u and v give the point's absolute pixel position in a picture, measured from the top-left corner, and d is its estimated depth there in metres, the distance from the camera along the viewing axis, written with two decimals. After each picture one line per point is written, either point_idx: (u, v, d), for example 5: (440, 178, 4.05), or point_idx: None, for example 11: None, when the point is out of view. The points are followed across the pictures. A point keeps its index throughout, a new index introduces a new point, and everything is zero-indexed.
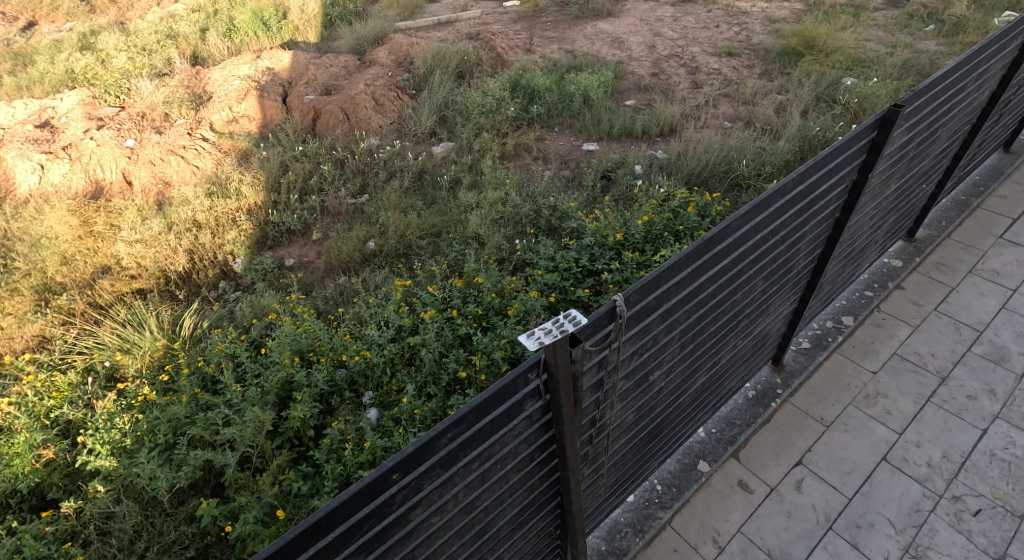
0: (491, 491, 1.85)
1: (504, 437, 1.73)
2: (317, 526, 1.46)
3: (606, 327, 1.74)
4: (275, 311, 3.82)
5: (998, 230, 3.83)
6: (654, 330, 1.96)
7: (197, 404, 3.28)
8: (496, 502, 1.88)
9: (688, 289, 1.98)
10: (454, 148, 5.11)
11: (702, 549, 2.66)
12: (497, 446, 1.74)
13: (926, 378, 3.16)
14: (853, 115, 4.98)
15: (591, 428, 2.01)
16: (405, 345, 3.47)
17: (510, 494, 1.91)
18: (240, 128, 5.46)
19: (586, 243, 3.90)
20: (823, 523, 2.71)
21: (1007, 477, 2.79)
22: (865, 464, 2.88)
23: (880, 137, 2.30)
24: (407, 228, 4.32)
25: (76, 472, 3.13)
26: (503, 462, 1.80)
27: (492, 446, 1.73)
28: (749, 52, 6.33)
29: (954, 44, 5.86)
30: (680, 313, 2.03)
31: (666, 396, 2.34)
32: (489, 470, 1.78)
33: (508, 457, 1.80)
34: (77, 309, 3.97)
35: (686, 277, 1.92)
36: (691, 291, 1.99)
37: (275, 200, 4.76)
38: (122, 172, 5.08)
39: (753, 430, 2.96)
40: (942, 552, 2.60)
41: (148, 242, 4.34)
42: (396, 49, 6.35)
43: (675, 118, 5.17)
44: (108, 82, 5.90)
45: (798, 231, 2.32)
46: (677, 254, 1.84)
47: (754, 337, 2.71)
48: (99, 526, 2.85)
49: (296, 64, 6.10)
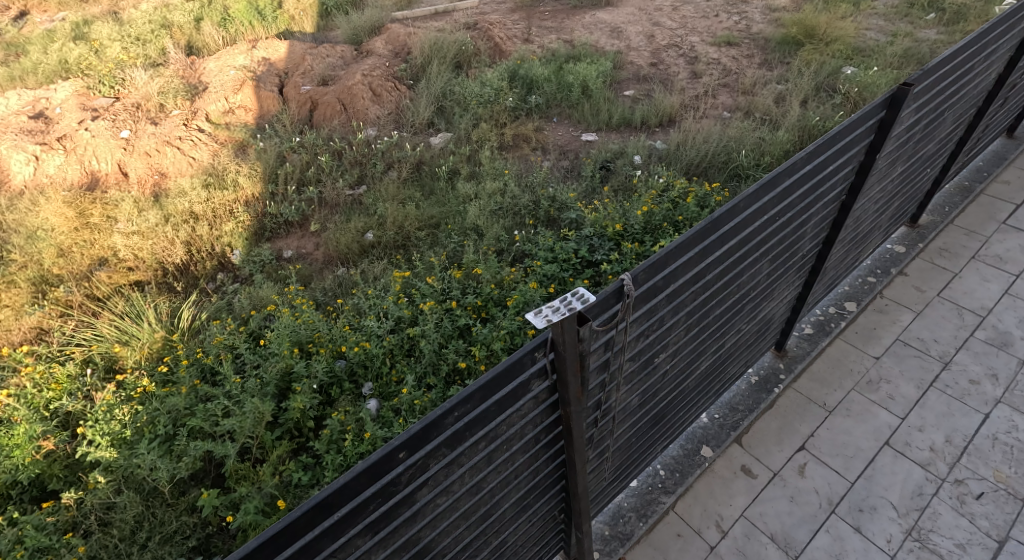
0: (497, 473, 1.84)
1: (510, 417, 1.72)
2: (323, 505, 1.45)
3: (613, 308, 1.72)
4: (275, 302, 3.81)
5: (1000, 216, 3.82)
6: (660, 312, 1.95)
7: (197, 395, 3.27)
8: (501, 484, 1.88)
9: (694, 270, 1.96)
10: (452, 138, 5.08)
11: (706, 534, 2.66)
12: (503, 427, 1.73)
13: (929, 363, 3.15)
14: (852, 105, 4.96)
15: (596, 410, 2.00)
16: (407, 336, 3.46)
17: (516, 475, 1.91)
18: (236, 119, 5.42)
19: (587, 233, 3.89)
20: (826, 507, 2.70)
21: (1010, 460, 2.79)
22: (868, 448, 2.87)
23: (888, 116, 2.28)
24: (406, 219, 4.31)
25: (76, 463, 3.12)
26: (509, 444, 1.79)
27: (497, 428, 1.72)
28: (748, 42, 6.29)
29: (954, 32, 5.82)
30: (686, 295, 2.01)
31: (671, 380, 2.33)
32: (494, 451, 1.77)
33: (514, 439, 1.79)
34: (74, 301, 3.95)
35: (692, 258, 1.90)
36: (697, 273, 1.98)
37: (273, 191, 4.74)
38: (118, 163, 5.06)
39: (756, 415, 2.96)
40: (945, 534, 2.60)
41: (146, 234, 4.33)
42: (394, 39, 6.31)
43: (674, 108, 5.14)
44: (102, 72, 5.86)
45: (805, 213, 2.30)
46: (683, 234, 1.82)
47: (759, 322, 2.70)
48: (100, 517, 2.85)
49: (292, 55, 6.06)
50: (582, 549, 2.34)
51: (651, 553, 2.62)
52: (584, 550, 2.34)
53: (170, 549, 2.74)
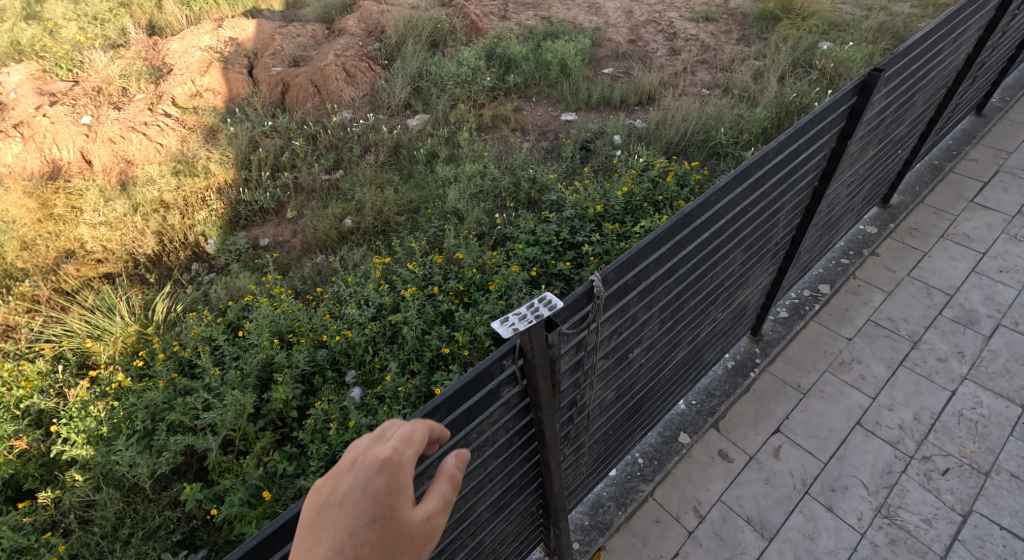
0: (470, 480, 1.82)
1: (480, 424, 1.70)
2: (283, 530, 1.47)
3: (583, 309, 1.70)
4: (251, 292, 3.73)
5: (969, 194, 3.86)
6: (633, 309, 1.93)
7: (175, 388, 3.20)
8: (475, 489, 1.87)
9: (666, 266, 1.94)
10: (430, 120, 4.99)
11: (684, 519, 2.69)
12: (473, 435, 1.71)
13: (899, 342, 3.21)
14: (829, 81, 4.97)
15: (570, 408, 1.99)
16: (386, 323, 3.42)
17: (489, 479, 1.90)
18: (205, 103, 5.25)
19: (566, 215, 3.86)
20: (800, 488, 2.75)
21: (974, 435, 2.86)
22: (841, 429, 2.92)
23: (858, 103, 2.27)
24: (384, 204, 4.22)
25: (52, 461, 3.06)
26: (481, 450, 1.77)
27: (467, 436, 1.70)
28: (726, 17, 6.24)
29: (928, 6, 5.84)
30: (660, 290, 2.00)
31: (646, 372, 2.34)
32: (466, 459, 1.75)
33: (486, 445, 1.78)
34: (41, 296, 3.84)
35: (665, 254, 1.89)
36: (670, 268, 1.96)
37: (246, 177, 4.62)
38: (80, 150, 4.87)
39: (732, 401, 2.99)
40: (912, 510, 2.66)
41: (113, 224, 4.18)
42: (367, 17, 6.12)
43: (653, 86, 5.08)
44: (58, 54, 5.63)
45: (777, 201, 2.30)
46: (655, 231, 1.80)
47: (734, 309, 2.71)
48: (80, 515, 2.80)
49: (261, 34, 5.85)
50: (561, 543, 2.36)
51: (631, 541, 2.65)
52: (563, 544, 2.36)
53: (154, 544, 2.70)
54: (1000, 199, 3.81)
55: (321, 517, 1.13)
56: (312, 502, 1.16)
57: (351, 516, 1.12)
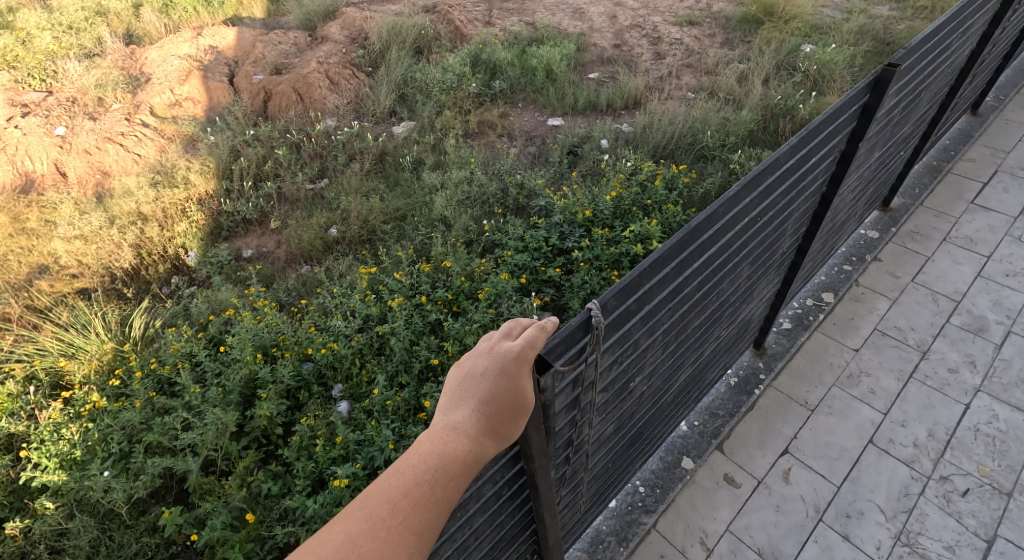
0: (451, 542, 1.73)
1: None
2: None
3: (580, 342, 1.63)
4: (234, 307, 3.63)
5: (968, 195, 3.85)
6: (635, 335, 1.87)
7: (153, 408, 3.10)
8: (459, 549, 1.78)
9: (671, 286, 1.88)
10: (415, 127, 4.91)
11: (690, 553, 2.62)
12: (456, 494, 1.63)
13: (908, 353, 3.17)
14: (812, 83, 4.97)
15: (566, 448, 1.91)
16: (373, 335, 3.32)
17: (475, 536, 1.81)
18: (184, 112, 5.15)
19: (555, 221, 3.80)
20: (813, 515, 2.69)
21: (993, 452, 2.82)
22: (852, 448, 2.87)
23: (871, 100, 2.23)
24: (370, 212, 4.13)
25: (22, 488, 2.93)
26: (465, 509, 1.69)
27: None
28: (709, 21, 6.22)
29: (906, 8, 5.87)
30: (666, 311, 1.95)
31: (651, 396, 2.28)
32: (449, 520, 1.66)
33: (470, 502, 1.69)
34: (13, 314, 3.70)
35: (672, 272, 1.83)
36: (678, 286, 1.91)
37: (227, 187, 4.51)
38: (54, 162, 4.75)
39: (736, 420, 2.94)
40: (934, 537, 2.60)
41: (88, 238, 4.07)
42: (349, 24, 6.05)
43: (639, 90, 5.05)
44: (31, 64, 5.50)
45: (786, 209, 2.26)
46: (660, 249, 1.74)
47: (738, 324, 2.66)
48: (51, 545, 2.68)
49: (242, 42, 5.76)
50: None
51: None
52: None
53: None
54: (1001, 200, 3.80)
55: (466, 386, 1.39)
56: (455, 370, 1.42)
57: (489, 385, 1.38)
